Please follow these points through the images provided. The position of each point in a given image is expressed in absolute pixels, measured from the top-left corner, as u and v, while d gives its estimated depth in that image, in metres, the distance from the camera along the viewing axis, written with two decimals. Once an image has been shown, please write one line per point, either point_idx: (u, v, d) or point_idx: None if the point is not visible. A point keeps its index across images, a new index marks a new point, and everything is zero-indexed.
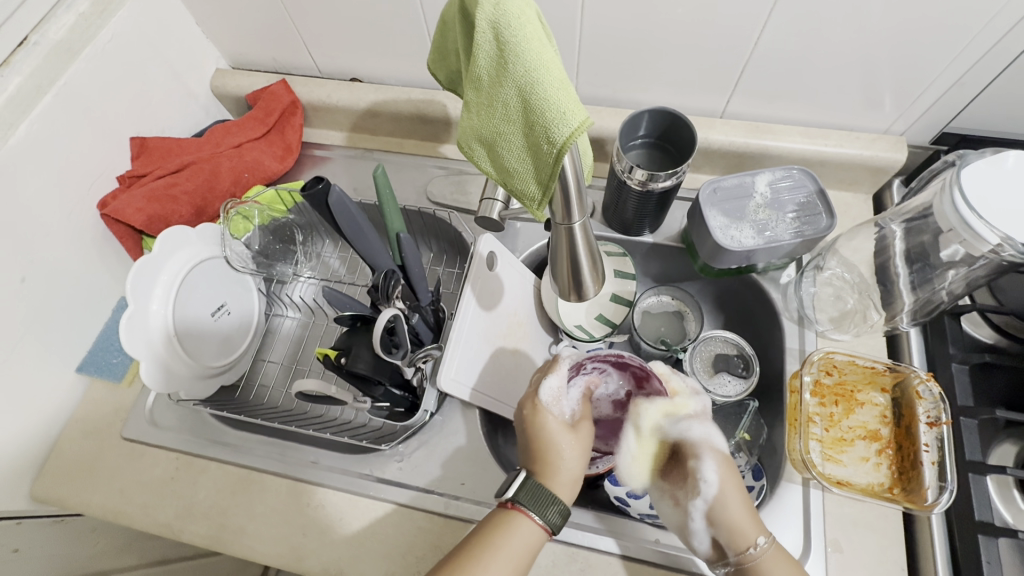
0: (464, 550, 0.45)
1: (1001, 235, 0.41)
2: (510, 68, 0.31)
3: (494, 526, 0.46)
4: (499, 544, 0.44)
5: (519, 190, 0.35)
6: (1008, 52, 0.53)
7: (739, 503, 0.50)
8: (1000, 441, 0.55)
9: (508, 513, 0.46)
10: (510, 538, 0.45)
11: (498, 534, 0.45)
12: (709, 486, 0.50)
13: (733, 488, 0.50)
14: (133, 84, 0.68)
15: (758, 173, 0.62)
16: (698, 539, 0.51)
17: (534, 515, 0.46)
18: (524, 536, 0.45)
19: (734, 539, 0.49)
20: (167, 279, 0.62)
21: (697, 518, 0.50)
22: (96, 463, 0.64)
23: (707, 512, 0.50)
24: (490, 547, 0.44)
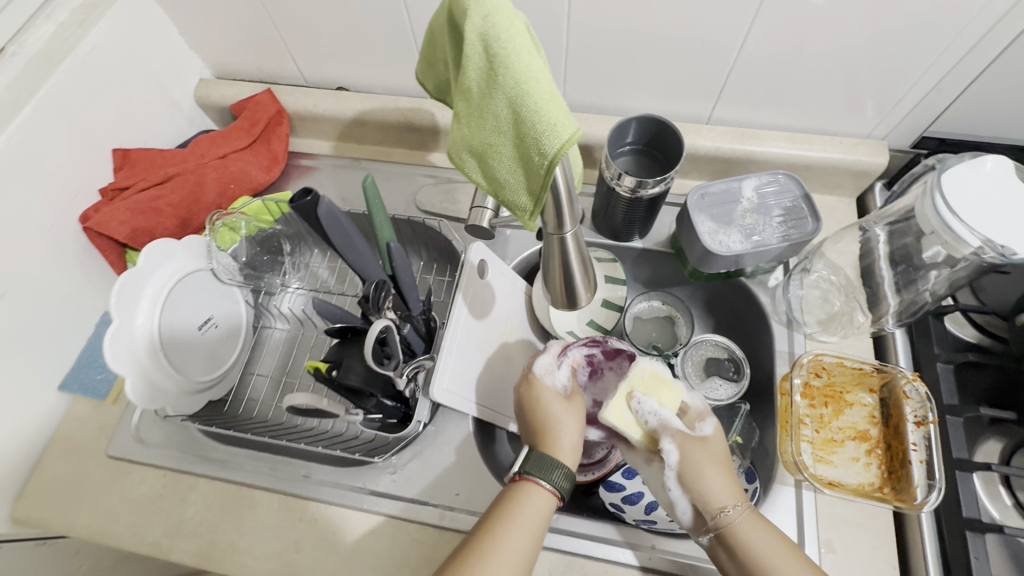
0: (482, 526, 0.44)
1: (982, 239, 0.42)
2: (500, 80, 0.32)
3: (507, 500, 0.45)
4: (512, 514, 0.44)
5: (510, 201, 0.35)
6: (984, 57, 0.55)
7: (715, 470, 0.48)
8: (985, 437, 0.56)
9: (518, 484, 0.46)
10: (523, 507, 0.45)
11: (512, 505, 0.45)
12: (671, 455, 0.48)
13: (701, 458, 0.48)
14: (116, 94, 0.67)
15: (744, 179, 0.63)
16: (679, 509, 0.48)
17: (542, 483, 0.46)
18: (537, 504, 0.45)
19: (709, 503, 0.47)
20: (155, 285, 0.62)
21: (672, 486, 0.48)
22: (80, 483, 0.62)
23: (680, 479, 0.48)
24: (508, 519, 0.44)
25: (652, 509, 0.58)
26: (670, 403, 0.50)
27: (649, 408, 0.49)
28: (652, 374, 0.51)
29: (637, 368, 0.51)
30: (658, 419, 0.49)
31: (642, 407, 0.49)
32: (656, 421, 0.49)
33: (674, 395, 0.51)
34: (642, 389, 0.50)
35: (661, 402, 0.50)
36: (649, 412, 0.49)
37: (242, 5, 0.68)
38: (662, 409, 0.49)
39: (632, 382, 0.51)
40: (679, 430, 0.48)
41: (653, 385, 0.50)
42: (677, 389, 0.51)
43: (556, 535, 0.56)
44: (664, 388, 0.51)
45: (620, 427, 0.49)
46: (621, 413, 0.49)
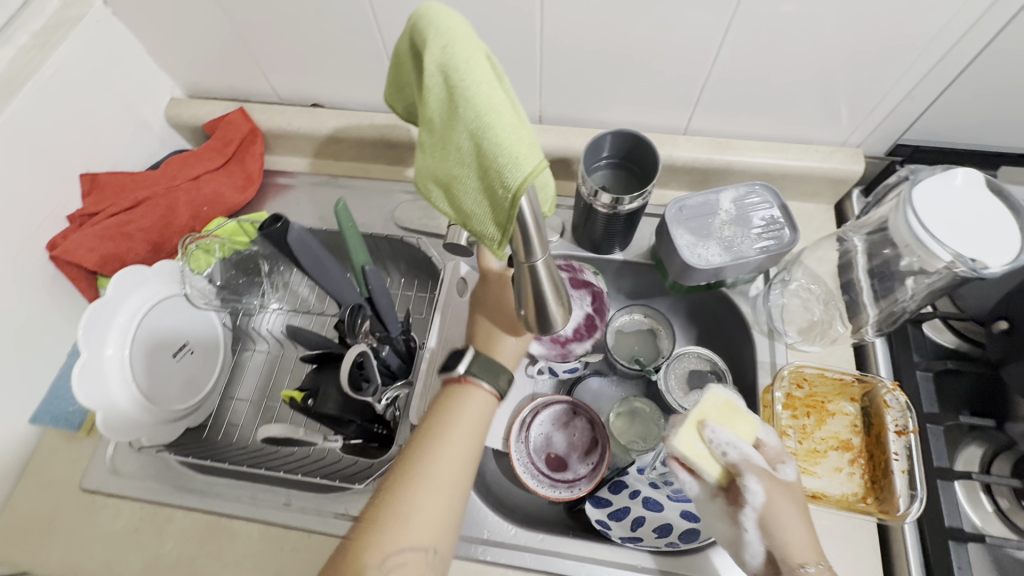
0: (425, 429, 0.49)
1: (952, 253, 0.42)
2: (460, 111, 0.31)
3: (447, 404, 0.50)
4: (454, 415, 0.49)
5: (479, 230, 0.34)
6: (955, 64, 0.55)
7: (797, 520, 0.44)
8: (965, 443, 0.56)
9: (461, 387, 0.51)
10: (463, 408, 0.50)
11: (452, 406, 0.50)
12: (756, 496, 0.44)
13: (785, 504, 0.44)
14: (81, 117, 0.66)
15: (722, 190, 0.63)
16: (750, 552, 0.45)
17: (484, 386, 0.51)
18: (475, 402, 0.50)
19: (789, 555, 0.42)
20: (123, 318, 0.61)
21: (749, 530, 0.44)
22: (53, 519, 0.61)
23: (760, 525, 0.44)
24: (447, 423, 0.48)
25: (638, 526, 0.58)
26: (744, 436, 0.47)
27: (723, 439, 0.45)
28: (726, 403, 0.48)
29: (711, 395, 0.48)
30: (738, 452, 0.45)
31: (716, 436, 0.45)
32: (736, 454, 0.45)
33: (748, 428, 0.47)
34: (715, 418, 0.47)
35: (735, 434, 0.46)
36: (726, 443, 0.45)
37: (211, 23, 0.67)
38: (740, 442, 0.46)
39: (705, 409, 0.47)
40: (760, 467, 0.45)
41: (726, 415, 0.47)
42: (752, 422, 0.47)
43: (542, 556, 0.56)
44: (739, 419, 0.47)
45: (690, 458, 0.46)
46: (692, 443, 0.46)
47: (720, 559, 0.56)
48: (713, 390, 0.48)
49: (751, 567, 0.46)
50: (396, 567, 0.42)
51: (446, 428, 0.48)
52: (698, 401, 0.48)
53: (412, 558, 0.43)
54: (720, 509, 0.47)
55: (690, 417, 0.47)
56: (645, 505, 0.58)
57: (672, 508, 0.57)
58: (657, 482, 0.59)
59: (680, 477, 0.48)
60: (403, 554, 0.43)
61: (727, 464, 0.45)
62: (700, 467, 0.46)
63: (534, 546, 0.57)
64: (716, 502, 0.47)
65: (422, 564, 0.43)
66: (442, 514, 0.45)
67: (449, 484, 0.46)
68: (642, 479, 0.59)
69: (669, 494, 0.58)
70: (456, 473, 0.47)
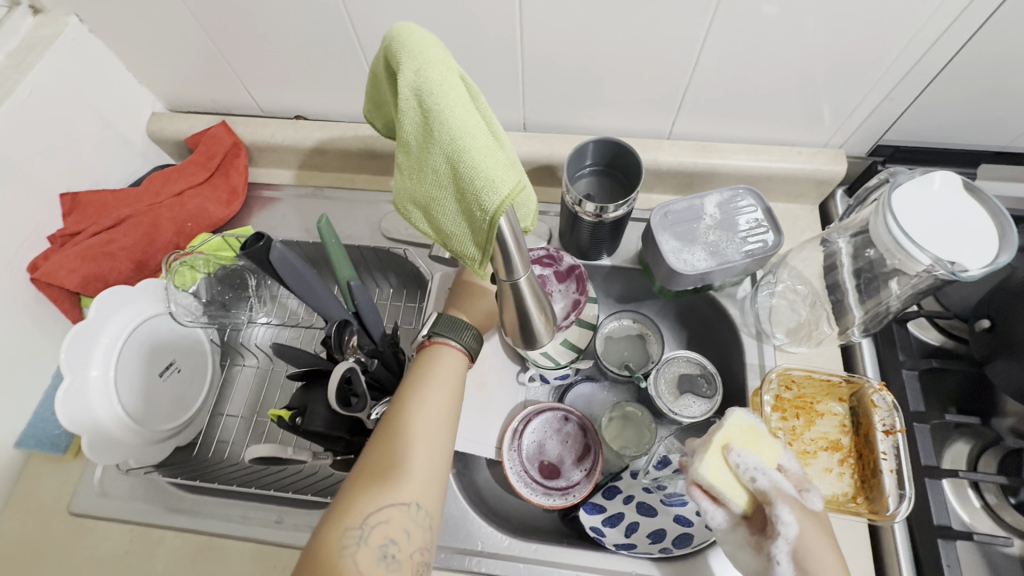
0: (403, 393, 0.52)
1: (931, 257, 0.42)
2: (436, 134, 0.31)
3: (422, 368, 0.54)
4: (430, 375, 0.53)
5: (458, 251, 0.34)
6: (933, 64, 0.56)
7: (829, 552, 0.43)
8: (953, 441, 0.56)
9: (432, 347, 0.55)
10: (437, 372, 0.53)
11: (429, 368, 0.54)
12: (789, 528, 0.43)
13: (815, 534, 0.44)
14: (60, 136, 0.65)
15: (706, 195, 0.63)
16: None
17: (456, 346, 0.55)
18: (448, 365, 0.54)
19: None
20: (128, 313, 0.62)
21: (781, 561, 0.43)
22: (42, 544, 0.60)
23: (793, 557, 0.43)
24: (424, 385, 0.52)
25: (633, 531, 0.58)
26: (767, 461, 0.47)
27: (750, 465, 0.45)
28: (750, 428, 0.48)
29: (735, 419, 0.48)
30: (767, 478, 0.45)
31: (744, 462, 0.45)
32: (766, 481, 0.45)
33: (771, 452, 0.47)
34: (740, 443, 0.47)
35: (761, 459, 0.46)
36: (753, 469, 0.45)
37: (191, 37, 0.67)
38: (768, 468, 0.45)
39: (729, 434, 0.47)
40: (792, 496, 0.44)
41: (750, 440, 0.47)
42: (775, 447, 0.47)
43: (536, 567, 0.56)
44: (763, 444, 0.47)
45: (718, 486, 0.45)
46: (718, 469, 0.46)
47: (719, 560, 0.56)
48: (736, 414, 0.48)
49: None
50: (379, 524, 0.44)
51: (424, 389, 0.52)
52: (722, 424, 0.48)
53: (395, 512, 0.45)
54: (744, 537, 0.46)
55: (715, 442, 0.46)
56: (639, 511, 0.58)
57: (665, 513, 0.57)
58: (650, 487, 0.58)
59: (704, 506, 0.47)
60: (385, 509, 0.45)
61: (756, 491, 0.45)
62: (726, 496, 0.45)
63: (529, 556, 0.57)
64: (740, 531, 0.46)
65: (405, 518, 0.45)
66: (422, 472, 0.48)
67: (429, 441, 0.49)
68: (635, 484, 0.60)
69: (664, 499, 0.57)
70: (435, 431, 0.50)
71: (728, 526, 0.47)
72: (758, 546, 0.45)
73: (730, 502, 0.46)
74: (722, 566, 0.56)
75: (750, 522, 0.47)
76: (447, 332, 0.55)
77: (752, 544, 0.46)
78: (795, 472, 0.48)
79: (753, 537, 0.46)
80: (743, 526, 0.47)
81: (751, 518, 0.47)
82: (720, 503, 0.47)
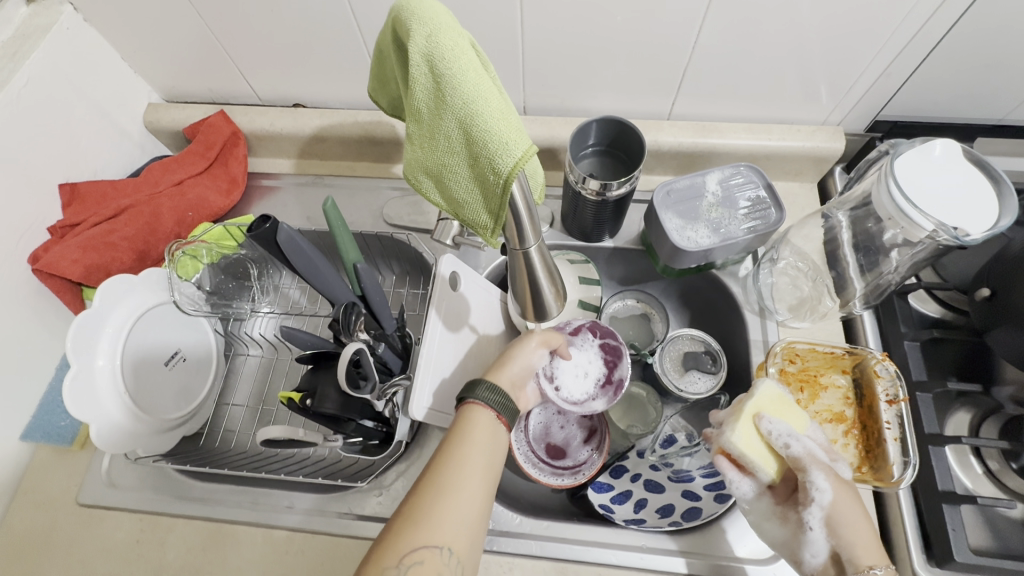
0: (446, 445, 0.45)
1: (934, 222, 0.43)
2: (448, 99, 0.31)
3: (461, 420, 0.47)
4: (470, 435, 0.46)
5: (471, 220, 0.35)
6: (928, 40, 0.56)
7: (862, 520, 0.44)
8: (955, 409, 0.57)
9: (465, 410, 0.48)
10: (478, 425, 0.47)
11: (471, 424, 0.47)
12: (823, 493, 0.44)
13: (851, 504, 0.45)
14: (57, 127, 0.64)
15: (707, 173, 0.64)
16: (811, 551, 0.45)
17: (488, 407, 0.48)
18: (486, 421, 0.47)
19: (856, 555, 0.43)
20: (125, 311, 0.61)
21: (815, 528, 0.45)
22: (52, 534, 0.60)
23: (826, 523, 0.44)
24: (465, 438, 0.45)
25: (641, 507, 0.58)
26: (797, 429, 0.48)
27: (781, 431, 0.47)
28: (778, 397, 0.50)
29: (764, 389, 0.49)
30: (800, 445, 0.46)
31: (775, 428, 0.47)
32: (799, 448, 0.46)
33: (799, 421, 0.49)
34: (770, 411, 0.49)
35: (792, 426, 0.48)
36: (785, 436, 0.47)
37: (186, 25, 0.66)
38: (799, 435, 0.47)
39: (760, 403, 0.49)
40: (826, 464, 0.46)
41: (780, 408, 0.49)
42: (802, 415, 0.49)
43: (549, 544, 0.56)
44: (791, 412, 0.49)
45: (749, 454, 0.47)
46: (749, 438, 0.47)
47: (734, 530, 0.57)
48: (765, 384, 0.50)
49: (809, 568, 0.46)
50: (411, 566, 0.40)
51: (464, 445, 0.45)
52: (753, 393, 0.49)
53: (427, 557, 0.40)
54: (770, 507, 0.48)
55: (746, 411, 0.48)
56: (647, 488, 0.58)
57: (673, 487, 0.57)
58: (658, 464, 0.60)
59: (732, 475, 0.48)
60: (417, 556, 0.40)
61: (788, 458, 0.47)
62: (758, 465, 0.47)
63: (540, 533, 0.57)
64: (766, 500, 0.49)
65: (438, 563, 0.40)
66: (459, 526, 0.42)
67: (468, 488, 0.43)
68: (642, 463, 0.61)
69: (671, 475, 0.58)
70: (477, 482, 0.44)
71: (755, 495, 0.49)
72: (784, 515, 0.48)
73: (760, 471, 0.47)
74: (737, 539, 0.56)
75: (776, 492, 0.49)
76: (468, 393, 0.48)
77: (778, 514, 0.48)
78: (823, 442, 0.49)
79: (778, 507, 0.48)
80: (769, 495, 0.49)
81: (777, 489, 0.49)
82: (747, 473, 0.49)
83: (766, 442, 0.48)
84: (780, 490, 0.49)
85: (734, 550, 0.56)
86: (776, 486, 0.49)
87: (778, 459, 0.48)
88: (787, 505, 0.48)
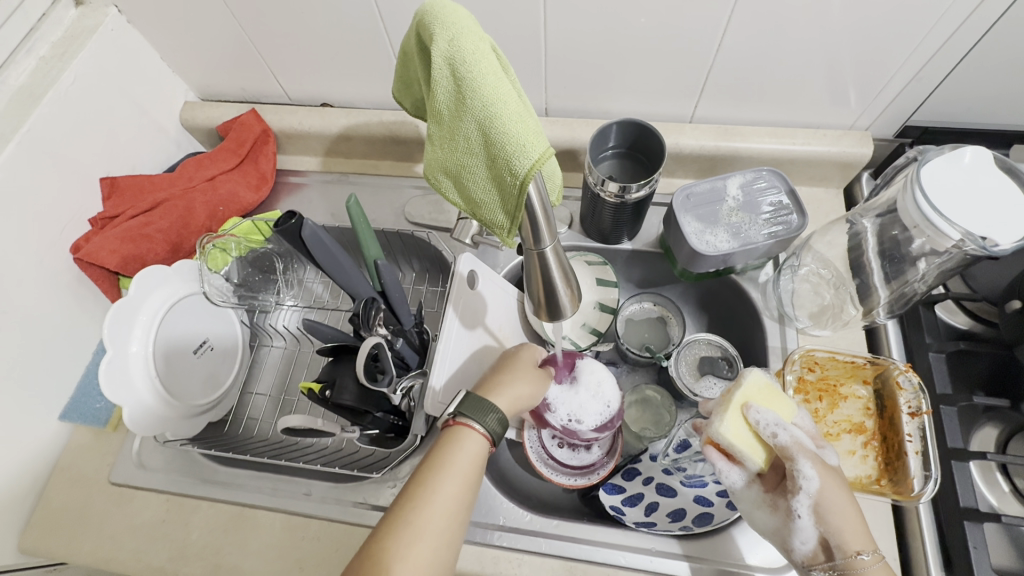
0: (418, 476, 0.46)
1: (962, 231, 0.43)
2: (469, 102, 0.32)
3: (440, 449, 0.47)
4: (445, 462, 0.46)
5: (489, 220, 0.36)
6: (963, 43, 0.55)
7: (847, 506, 0.45)
8: (981, 424, 0.56)
9: (451, 430, 0.49)
10: (460, 453, 0.47)
11: (445, 452, 0.47)
12: (809, 482, 0.45)
13: (837, 490, 0.45)
14: (100, 124, 0.68)
15: (728, 177, 0.63)
16: (800, 538, 0.46)
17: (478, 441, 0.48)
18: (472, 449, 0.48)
19: (844, 541, 0.44)
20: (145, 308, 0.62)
21: (803, 516, 0.45)
22: (83, 510, 0.63)
23: (814, 511, 0.45)
24: (441, 468, 0.46)
25: (652, 511, 0.58)
26: (784, 417, 0.48)
27: (769, 420, 0.47)
28: (767, 386, 0.49)
29: (753, 378, 0.49)
30: (787, 434, 0.46)
31: (762, 418, 0.47)
32: (786, 436, 0.46)
33: (787, 409, 0.49)
34: (759, 400, 0.48)
35: (779, 415, 0.48)
36: (773, 425, 0.47)
37: (222, 28, 0.69)
38: (786, 424, 0.47)
39: (749, 392, 0.48)
40: (810, 451, 0.46)
41: (768, 398, 0.49)
42: (789, 404, 0.49)
43: (558, 543, 0.57)
44: (778, 401, 0.49)
45: (737, 444, 0.47)
46: (737, 428, 0.47)
47: (744, 540, 0.57)
48: (752, 372, 0.49)
49: (800, 555, 0.47)
50: None
51: (438, 476, 0.46)
52: (740, 382, 0.49)
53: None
54: (759, 495, 0.49)
55: (734, 402, 0.48)
56: (659, 491, 0.58)
57: (686, 493, 0.57)
58: (670, 468, 0.59)
59: (720, 465, 0.49)
60: None
61: (775, 447, 0.47)
62: (746, 455, 0.47)
63: (550, 532, 0.58)
64: (756, 488, 0.49)
65: None
66: (436, 551, 0.42)
67: (441, 524, 0.43)
68: (654, 467, 0.60)
69: (683, 480, 0.58)
70: (448, 515, 0.44)
71: (743, 484, 0.49)
72: (774, 504, 0.48)
73: (748, 460, 0.47)
74: (747, 547, 0.56)
75: (764, 479, 0.50)
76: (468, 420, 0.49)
77: (767, 502, 0.48)
78: (811, 430, 0.49)
79: (767, 496, 0.49)
80: (758, 483, 0.49)
81: (765, 476, 0.50)
82: (736, 462, 0.49)
83: (754, 431, 0.48)
84: (769, 478, 0.50)
85: (744, 558, 0.56)
86: (765, 473, 0.49)
87: (766, 447, 0.48)
88: (776, 492, 0.49)
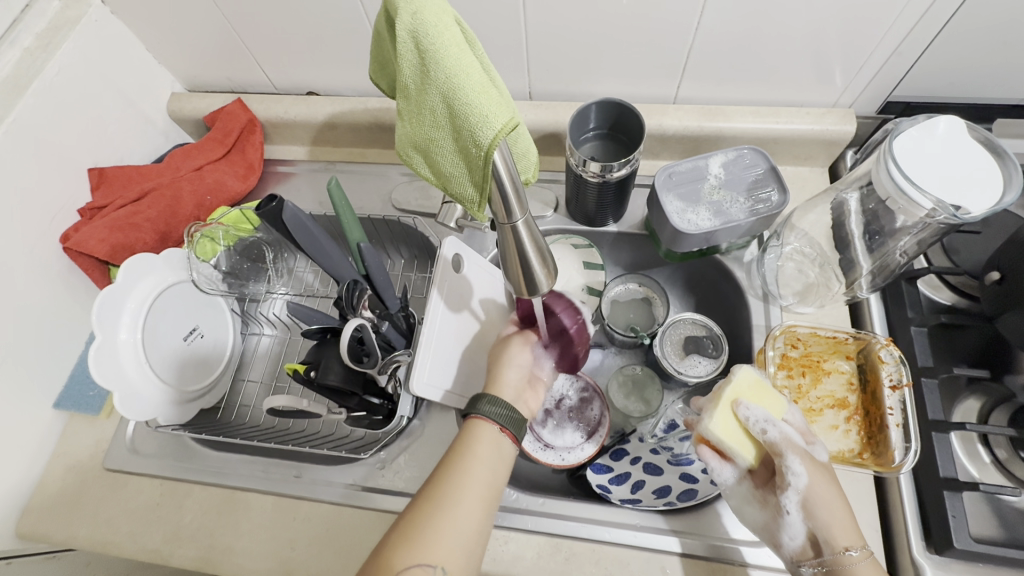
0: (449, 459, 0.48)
1: (933, 201, 0.43)
2: (432, 75, 0.32)
3: (466, 434, 0.50)
4: (473, 453, 0.48)
5: (458, 194, 0.36)
6: (941, 15, 0.54)
7: (836, 502, 0.46)
8: (964, 397, 0.56)
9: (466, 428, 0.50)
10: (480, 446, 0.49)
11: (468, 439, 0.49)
12: (798, 478, 0.46)
13: (825, 488, 0.46)
14: (86, 115, 0.68)
15: (710, 155, 0.63)
16: (789, 533, 0.47)
17: (490, 421, 0.49)
18: (488, 437, 0.49)
19: (832, 537, 0.45)
20: (138, 301, 0.63)
21: (791, 511, 0.46)
22: (80, 495, 0.64)
23: (802, 506, 0.46)
24: (465, 453, 0.48)
25: (638, 488, 0.59)
26: (773, 414, 0.48)
27: (759, 417, 0.47)
28: (756, 382, 0.49)
29: (742, 374, 0.49)
30: (776, 431, 0.47)
31: (752, 415, 0.47)
32: (776, 433, 0.47)
33: (777, 405, 0.49)
34: (748, 397, 0.48)
35: (769, 412, 0.48)
36: (762, 422, 0.47)
37: (206, 19, 0.69)
38: (776, 421, 0.47)
39: (738, 388, 0.48)
40: (800, 448, 0.46)
41: (757, 394, 0.49)
42: (779, 399, 0.49)
43: (544, 520, 0.58)
44: (768, 397, 0.49)
45: (726, 441, 0.47)
46: (727, 424, 0.47)
47: (729, 515, 0.56)
48: (743, 369, 0.50)
49: (789, 550, 0.47)
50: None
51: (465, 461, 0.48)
52: (730, 378, 0.49)
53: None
54: (750, 492, 0.49)
55: (724, 398, 0.48)
56: (646, 470, 0.60)
57: (672, 470, 0.59)
58: (658, 448, 0.62)
59: (712, 463, 0.49)
60: (412, 569, 0.42)
61: (765, 444, 0.47)
62: (735, 451, 0.47)
63: (536, 509, 0.58)
64: (746, 485, 0.49)
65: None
66: (462, 536, 0.45)
67: (465, 506, 0.46)
68: (642, 447, 0.63)
69: (670, 459, 0.60)
70: (473, 497, 0.47)
71: (735, 481, 0.49)
72: (763, 500, 0.48)
73: (738, 457, 0.48)
74: (732, 523, 0.56)
75: (755, 475, 0.50)
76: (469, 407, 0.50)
77: (757, 498, 0.49)
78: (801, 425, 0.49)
79: (758, 492, 0.49)
80: (748, 479, 0.49)
81: (756, 473, 0.50)
82: (727, 460, 0.49)
83: (743, 427, 0.48)
84: (760, 474, 0.50)
85: (730, 533, 0.55)
86: (756, 470, 0.50)
87: (756, 444, 0.48)
88: (765, 488, 0.49)
